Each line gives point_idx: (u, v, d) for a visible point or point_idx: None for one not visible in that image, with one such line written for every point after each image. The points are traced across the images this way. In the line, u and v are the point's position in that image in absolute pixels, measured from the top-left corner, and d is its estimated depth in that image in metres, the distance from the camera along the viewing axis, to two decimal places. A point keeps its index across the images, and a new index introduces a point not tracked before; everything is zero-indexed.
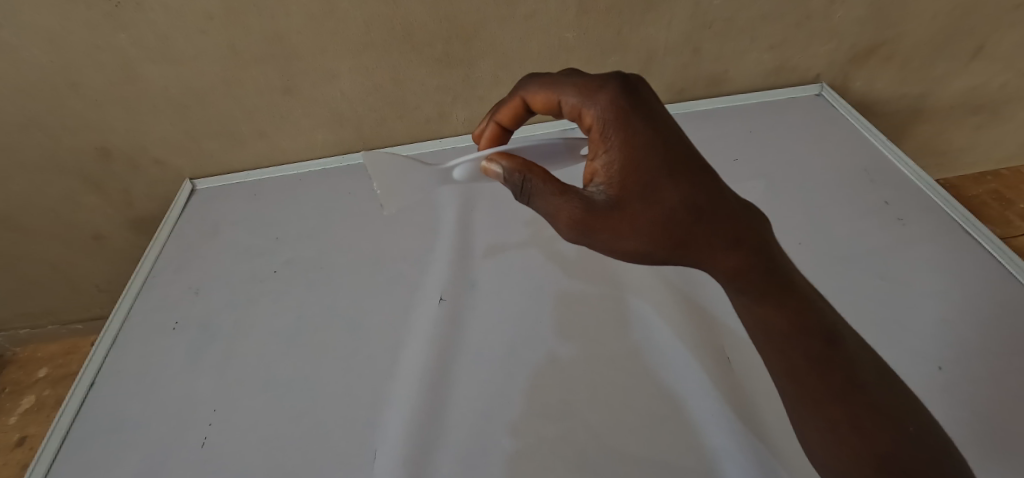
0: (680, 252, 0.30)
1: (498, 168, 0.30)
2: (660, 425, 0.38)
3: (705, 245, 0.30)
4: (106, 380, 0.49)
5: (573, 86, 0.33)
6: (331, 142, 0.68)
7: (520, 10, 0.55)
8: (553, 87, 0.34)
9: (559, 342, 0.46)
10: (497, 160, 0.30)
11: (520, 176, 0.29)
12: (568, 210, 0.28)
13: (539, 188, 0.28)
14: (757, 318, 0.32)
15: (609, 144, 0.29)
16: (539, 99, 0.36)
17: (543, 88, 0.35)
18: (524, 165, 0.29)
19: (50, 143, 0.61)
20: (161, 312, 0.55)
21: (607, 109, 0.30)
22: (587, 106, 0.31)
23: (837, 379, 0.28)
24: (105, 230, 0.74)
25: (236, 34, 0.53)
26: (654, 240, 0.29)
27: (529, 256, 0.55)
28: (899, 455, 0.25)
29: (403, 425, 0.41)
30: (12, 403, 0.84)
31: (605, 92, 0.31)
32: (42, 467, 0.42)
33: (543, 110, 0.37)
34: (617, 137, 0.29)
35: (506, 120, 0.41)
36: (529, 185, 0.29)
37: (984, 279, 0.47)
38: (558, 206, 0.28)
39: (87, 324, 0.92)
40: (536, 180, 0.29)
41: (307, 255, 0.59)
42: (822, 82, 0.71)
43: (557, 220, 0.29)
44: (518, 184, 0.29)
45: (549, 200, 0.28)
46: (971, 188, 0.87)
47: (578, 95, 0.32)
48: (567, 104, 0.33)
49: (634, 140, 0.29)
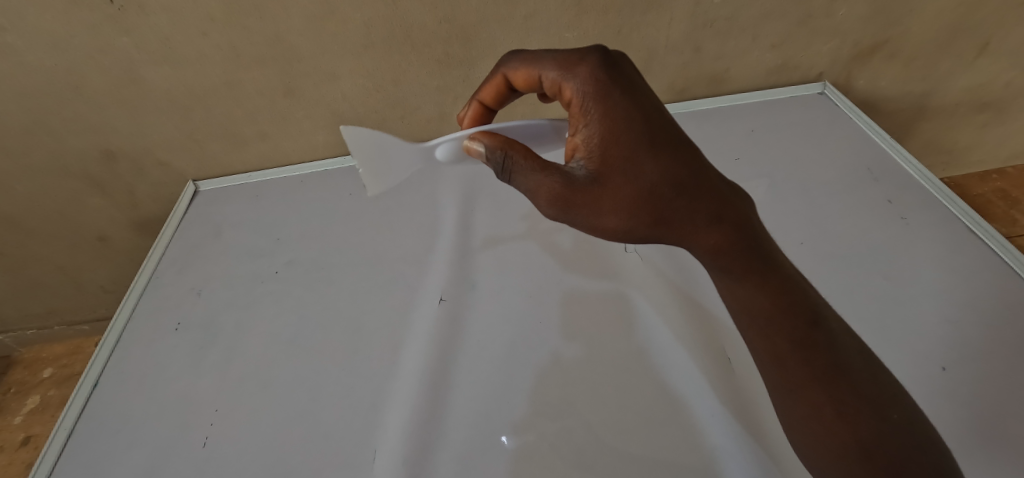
0: (661, 229, 0.31)
1: (481, 147, 0.31)
2: (661, 426, 0.38)
3: (686, 222, 0.31)
4: (110, 380, 0.49)
5: (553, 61, 0.33)
6: (332, 143, 0.68)
7: (519, 11, 0.55)
8: (533, 63, 0.35)
9: (557, 345, 0.45)
10: (480, 138, 0.32)
11: (501, 153, 0.30)
12: (549, 186, 0.29)
13: (519, 165, 0.30)
14: (741, 300, 0.31)
15: (589, 118, 0.30)
16: (520, 75, 0.36)
17: (524, 64, 0.35)
18: (506, 143, 0.31)
19: (55, 146, 0.61)
20: (164, 312, 0.55)
21: (586, 82, 0.30)
22: (567, 79, 0.32)
23: (820, 362, 0.28)
24: (109, 231, 0.75)
25: (237, 37, 0.54)
26: (635, 215, 0.30)
27: (526, 250, 0.55)
28: (878, 443, 0.26)
29: (401, 420, 0.41)
30: (18, 403, 0.85)
31: (584, 65, 0.31)
32: (44, 468, 0.43)
33: (526, 87, 0.37)
34: (597, 110, 0.30)
35: (489, 99, 0.41)
36: (511, 162, 0.30)
37: (988, 279, 0.46)
38: (538, 182, 0.29)
39: (92, 324, 0.93)
40: (517, 157, 0.30)
41: (309, 256, 0.59)
42: (825, 80, 0.70)
43: (538, 196, 0.30)
44: (500, 162, 0.31)
45: (529, 177, 0.30)
46: (976, 187, 0.87)
47: (557, 69, 0.32)
48: (547, 78, 0.33)
49: (613, 113, 0.30)
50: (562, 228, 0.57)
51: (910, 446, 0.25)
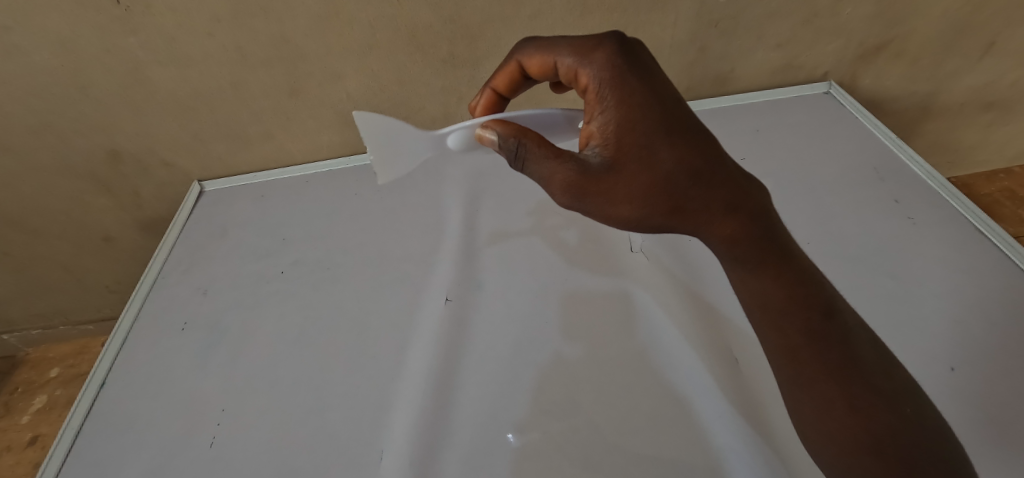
0: (675, 218, 0.31)
1: (494, 135, 0.32)
2: (667, 426, 0.38)
3: (700, 212, 0.31)
4: (117, 379, 0.50)
5: (568, 48, 0.33)
6: (337, 143, 0.68)
7: (524, 10, 0.54)
8: (547, 49, 0.34)
9: (564, 344, 0.45)
10: (492, 127, 0.32)
11: (515, 140, 0.30)
12: (563, 173, 0.29)
13: (533, 151, 0.30)
14: (754, 292, 0.31)
15: (604, 104, 0.30)
16: (535, 62, 0.36)
17: (539, 51, 0.35)
18: (518, 130, 0.31)
19: (61, 146, 0.62)
20: (171, 311, 0.56)
21: (603, 67, 0.30)
22: (582, 66, 0.31)
23: (833, 355, 0.28)
24: (115, 231, 0.75)
25: (242, 37, 0.54)
26: (649, 204, 0.30)
27: (532, 249, 0.55)
28: (893, 437, 0.25)
29: (407, 420, 0.41)
30: (25, 402, 0.85)
31: (601, 51, 0.31)
32: (52, 468, 0.43)
33: (540, 74, 0.37)
34: (613, 97, 0.29)
35: (502, 87, 0.41)
36: (524, 149, 0.30)
37: (997, 278, 0.46)
38: (551, 170, 0.29)
39: (98, 324, 0.93)
40: (531, 144, 0.30)
41: (315, 256, 0.59)
42: (830, 80, 0.70)
43: (551, 185, 0.30)
44: (513, 149, 0.31)
45: (544, 164, 0.29)
46: (982, 187, 0.87)
47: (573, 55, 0.32)
48: (562, 65, 0.33)
49: (630, 100, 0.29)
50: (568, 227, 0.57)
51: (921, 440, 0.25)
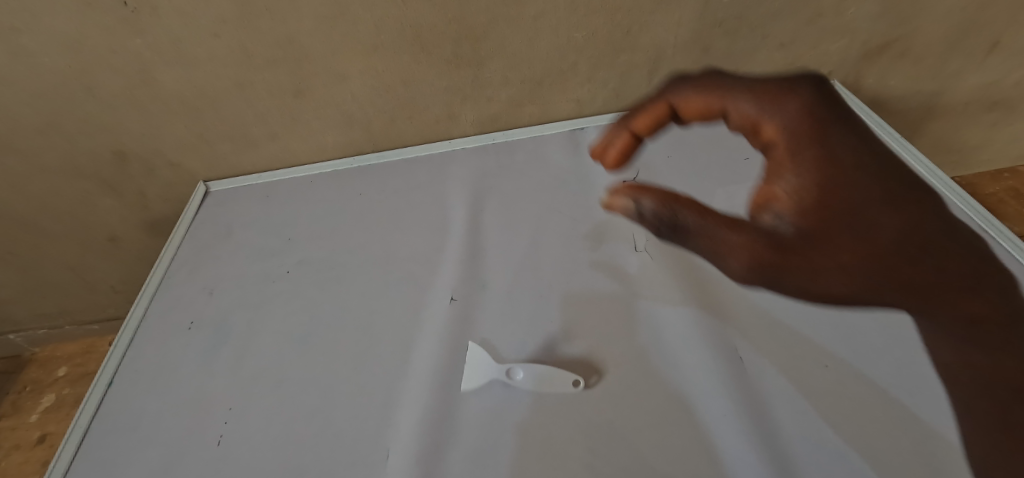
0: (914, 298, 0.21)
1: (634, 201, 0.21)
2: (672, 425, 0.38)
3: (947, 304, 0.21)
4: (124, 378, 0.50)
5: (749, 94, 0.27)
6: (341, 143, 0.69)
7: (528, 11, 0.55)
8: (716, 91, 0.28)
9: (569, 345, 0.45)
10: (631, 190, 0.22)
11: (671, 205, 0.21)
12: (752, 248, 0.20)
13: (699, 218, 0.20)
14: (983, 394, 0.22)
15: (801, 163, 0.22)
16: (692, 105, 0.29)
17: (700, 92, 0.29)
18: (674, 193, 0.21)
19: (69, 147, 0.62)
20: (177, 311, 0.56)
21: (796, 120, 0.25)
22: (767, 116, 0.26)
23: None
24: (121, 231, 0.76)
25: (248, 38, 0.54)
26: (872, 279, 0.20)
27: (536, 249, 0.56)
28: None
29: (413, 420, 0.41)
30: (33, 402, 0.86)
31: (792, 103, 0.26)
32: (61, 467, 0.43)
33: (698, 119, 0.30)
34: (813, 155, 0.23)
35: (645, 129, 0.30)
36: (683, 218, 0.20)
37: None
38: (736, 242, 0.20)
39: (103, 324, 0.93)
40: (692, 210, 0.21)
41: (320, 255, 0.59)
42: (835, 79, 0.69)
43: (728, 258, 0.20)
44: (668, 215, 0.21)
45: (720, 232, 0.20)
46: (988, 186, 0.87)
47: (757, 103, 0.26)
48: (738, 113, 0.27)
49: (840, 164, 0.22)
50: (572, 227, 0.58)
51: None
